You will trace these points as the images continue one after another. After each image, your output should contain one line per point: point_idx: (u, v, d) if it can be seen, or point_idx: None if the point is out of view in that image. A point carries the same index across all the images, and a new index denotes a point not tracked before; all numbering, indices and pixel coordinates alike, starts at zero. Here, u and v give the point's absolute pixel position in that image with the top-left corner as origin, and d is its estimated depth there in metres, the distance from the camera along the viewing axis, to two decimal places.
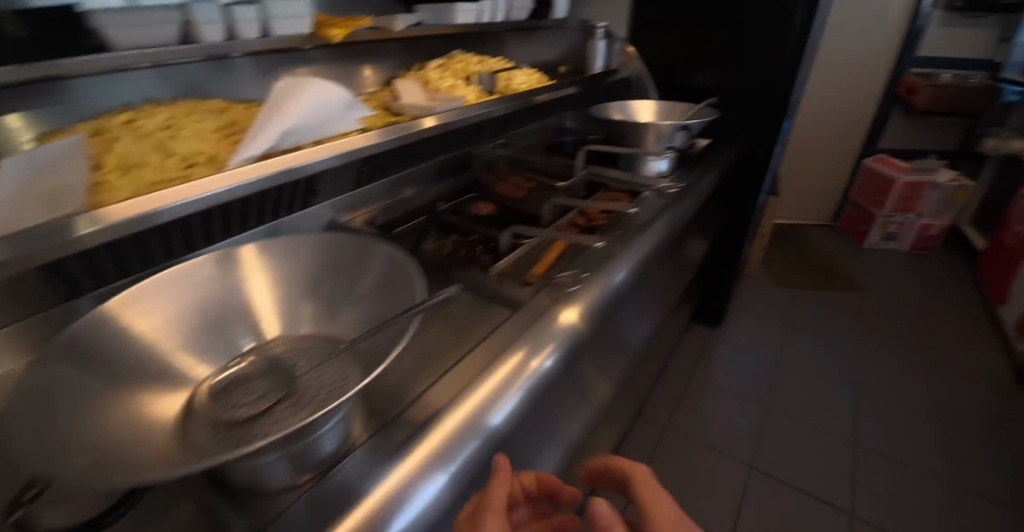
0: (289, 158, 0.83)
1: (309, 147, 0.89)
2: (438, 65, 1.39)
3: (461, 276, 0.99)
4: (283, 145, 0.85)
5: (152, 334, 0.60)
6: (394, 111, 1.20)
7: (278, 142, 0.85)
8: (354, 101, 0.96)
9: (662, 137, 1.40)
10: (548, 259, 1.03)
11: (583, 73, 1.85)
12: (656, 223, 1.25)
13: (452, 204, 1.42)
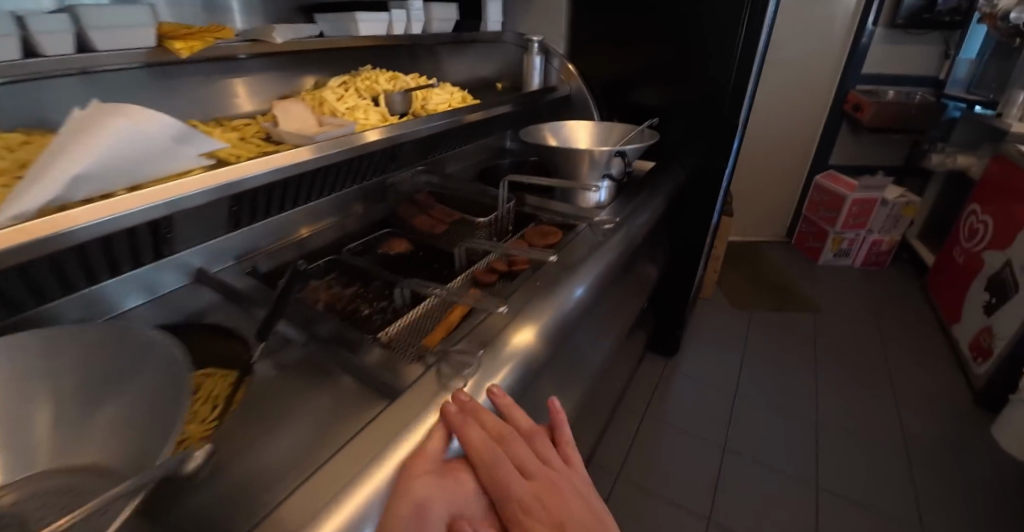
0: (171, 187, 0.73)
1: (119, 195, 0.69)
2: (339, 83, 1.20)
3: (341, 346, 0.80)
4: (77, 194, 0.65)
5: None
6: (273, 140, 1.01)
7: (68, 192, 0.64)
8: (190, 132, 0.76)
9: (597, 165, 1.25)
10: (447, 323, 0.85)
11: (519, 91, 1.70)
12: (587, 265, 1.09)
13: (362, 246, 1.24)
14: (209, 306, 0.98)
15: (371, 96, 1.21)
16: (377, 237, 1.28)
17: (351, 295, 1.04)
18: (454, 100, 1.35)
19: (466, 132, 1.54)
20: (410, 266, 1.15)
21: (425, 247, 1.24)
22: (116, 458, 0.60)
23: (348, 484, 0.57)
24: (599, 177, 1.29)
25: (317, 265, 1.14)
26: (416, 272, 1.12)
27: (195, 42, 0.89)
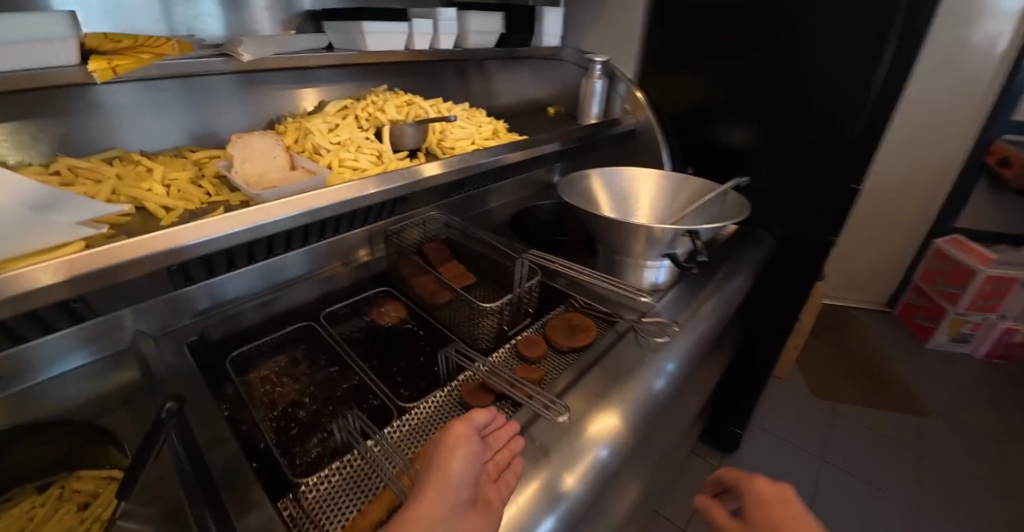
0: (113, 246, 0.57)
1: None
2: (334, 110, 0.97)
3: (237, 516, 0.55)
4: None
5: None
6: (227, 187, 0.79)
7: None
8: (61, 197, 0.56)
9: (657, 242, 0.94)
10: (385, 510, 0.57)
11: (573, 122, 1.39)
12: (619, 401, 0.77)
13: (348, 310, 1.00)
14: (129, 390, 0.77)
15: (373, 127, 0.96)
16: (371, 296, 1.04)
17: (306, 395, 0.80)
18: (480, 135, 1.08)
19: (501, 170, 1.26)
20: (394, 356, 0.90)
21: (423, 323, 0.98)
22: None
23: (447, 485, 0.55)
24: (659, 255, 0.97)
25: (286, 334, 0.92)
26: (396, 368, 0.86)
27: (124, 60, 0.67)
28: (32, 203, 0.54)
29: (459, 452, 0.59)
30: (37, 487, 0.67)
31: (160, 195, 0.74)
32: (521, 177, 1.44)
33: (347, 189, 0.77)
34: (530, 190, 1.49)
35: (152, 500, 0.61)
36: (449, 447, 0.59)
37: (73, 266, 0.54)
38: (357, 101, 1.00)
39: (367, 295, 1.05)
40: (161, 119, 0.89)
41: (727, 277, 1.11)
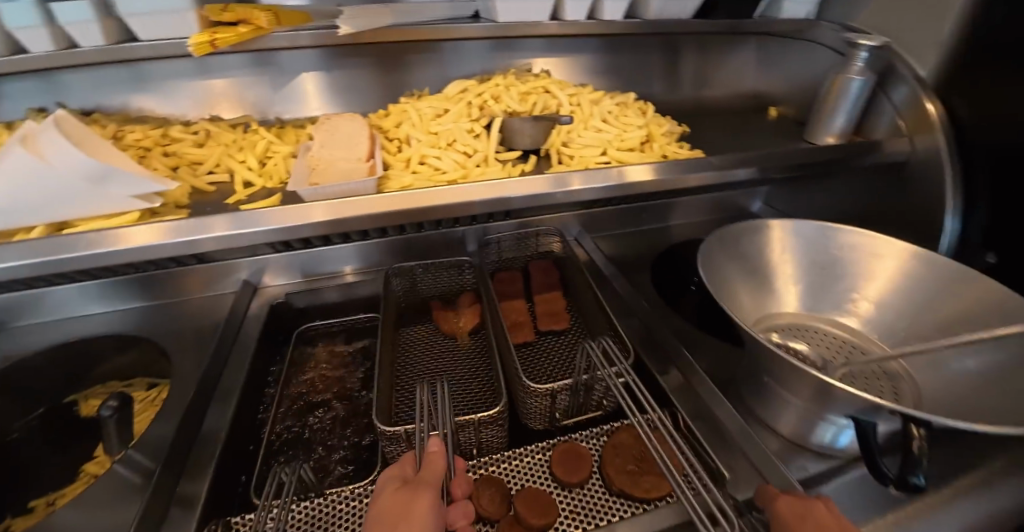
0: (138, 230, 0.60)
1: (27, 237, 0.59)
2: (454, 93, 0.84)
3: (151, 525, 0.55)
4: None
5: None
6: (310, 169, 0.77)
7: None
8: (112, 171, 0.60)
9: (835, 399, 0.55)
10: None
11: (805, 136, 0.94)
12: None
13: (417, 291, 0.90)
14: (211, 331, 0.84)
15: (483, 119, 0.80)
16: (446, 278, 0.91)
17: (329, 406, 0.76)
18: (623, 140, 0.80)
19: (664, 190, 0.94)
20: (429, 374, 0.78)
21: (484, 344, 0.84)
22: None
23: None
24: (842, 414, 0.58)
25: (356, 324, 0.89)
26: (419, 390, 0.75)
27: (225, 34, 0.68)
28: (91, 176, 0.59)
29: (407, 519, 0.46)
30: (150, 385, 0.84)
31: (249, 169, 0.76)
32: (705, 194, 1.07)
33: (543, 181, 0.70)
34: (716, 215, 1.10)
35: (144, 458, 0.65)
36: (397, 514, 0.46)
37: (103, 240, 0.59)
38: (483, 81, 0.85)
39: (443, 263, 0.90)
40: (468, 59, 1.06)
41: (983, 487, 0.62)
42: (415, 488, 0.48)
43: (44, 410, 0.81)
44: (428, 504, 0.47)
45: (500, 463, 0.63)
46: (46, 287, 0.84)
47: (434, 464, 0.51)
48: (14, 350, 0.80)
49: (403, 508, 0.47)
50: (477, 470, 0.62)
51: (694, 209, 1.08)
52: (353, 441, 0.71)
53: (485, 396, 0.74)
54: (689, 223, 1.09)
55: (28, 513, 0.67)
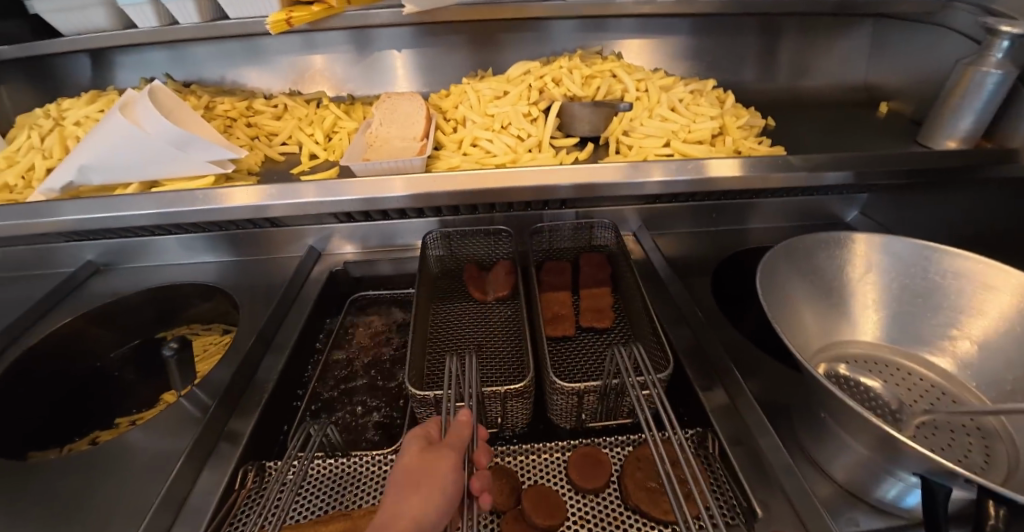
0: (209, 195, 0.65)
1: (125, 192, 0.67)
2: (517, 75, 0.81)
3: (198, 458, 0.62)
4: (88, 183, 0.67)
5: None
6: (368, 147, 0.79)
7: (80, 178, 0.67)
8: (192, 138, 0.65)
9: (900, 453, 0.47)
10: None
11: (923, 143, 0.80)
12: None
13: (459, 257, 0.92)
14: (276, 289, 0.91)
15: (542, 102, 0.77)
16: (489, 245, 0.92)
17: (369, 374, 0.79)
18: (692, 132, 0.73)
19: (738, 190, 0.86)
20: (457, 340, 0.80)
21: (514, 314, 0.84)
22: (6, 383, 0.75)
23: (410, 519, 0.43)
24: (909, 471, 0.49)
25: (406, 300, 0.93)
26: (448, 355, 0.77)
27: (299, 13, 0.71)
28: (175, 142, 0.65)
29: (425, 479, 0.46)
30: (223, 330, 0.93)
31: (316, 143, 0.80)
32: (789, 197, 0.96)
33: (618, 169, 0.67)
34: (802, 221, 0.98)
35: (203, 396, 0.72)
36: (417, 476, 0.46)
37: (181, 203, 0.65)
38: (548, 65, 0.82)
39: (484, 229, 0.90)
40: (568, 37, 1.04)
41: None
42: (438, 451, 0.48)
43: (139, 342, 0.94)
44: (449, 466, 0.47)
45: (516, 454, 0.63)
46: (149, 236, 0.96)
47: (459, 433, 0.51)
48: (121, 288, 0.93)
49: (424, 464, 0.47)
50: (495, 458, 0.62)
51: (775, 212, 0.97)
52: (385, 410, 0.74)
53: (510, 370, 0.74)
54: (768, 228, 0.98)
55: (113, 429, 0.79)
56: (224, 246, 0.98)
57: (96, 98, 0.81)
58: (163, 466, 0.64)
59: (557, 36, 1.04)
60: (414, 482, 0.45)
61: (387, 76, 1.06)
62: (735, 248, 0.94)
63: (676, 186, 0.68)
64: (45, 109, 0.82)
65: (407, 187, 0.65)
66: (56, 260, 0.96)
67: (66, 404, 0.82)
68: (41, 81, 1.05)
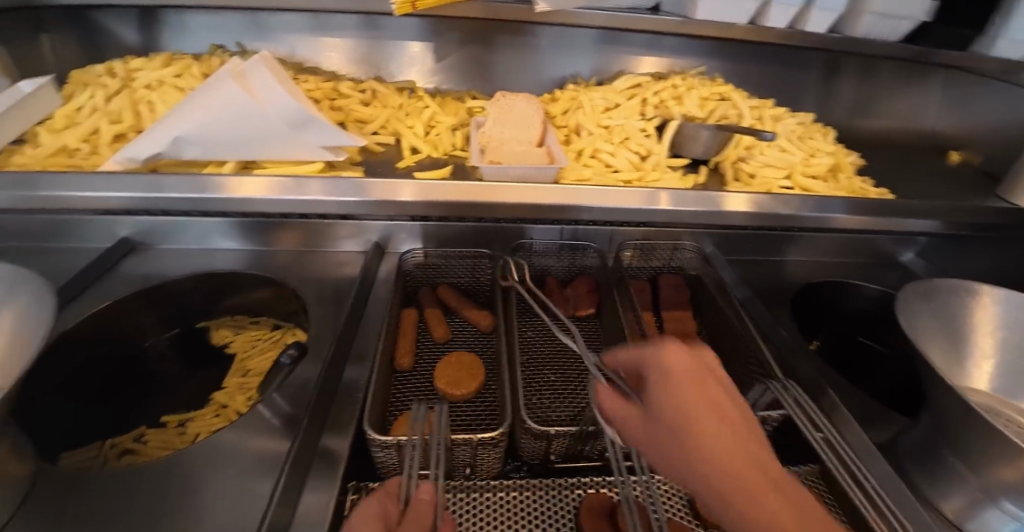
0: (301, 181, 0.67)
1: (224, 169, 0.68)
2: (632, 86, 0.83)
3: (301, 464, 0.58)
4: (183, 153, 0.68)
5: None
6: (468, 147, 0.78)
7: (173, 150, 0.68)
8: (308, 117, 0.68)
9: None
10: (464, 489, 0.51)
11: (998, 195, 0.85)
12: None
13: (535, 270, 0.88)
14: (341, 286, 0.85)
15: (655, 118, 0.78)
16: (565, 260, 0.88)
17: None
18: (807, 163, 0.75)
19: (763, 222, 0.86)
20: (542, 359, 0.76)
21: (595, 333, 0.83)
22: None
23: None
24: None
25: (467, 290, 0.88)
26: (539, 376, 0.73)
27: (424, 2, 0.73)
28: (292, 120, 0.68)
29: None
30: (274, 325, 0.87)
31: (416, 135, 0.78)
32: (840, 234, 0.95)
33: (639, 196, 0.66)
34: (841, 258, 0.98)
35: (285, 404, 0.68)
36: None
37: (289, 190, 0.66)
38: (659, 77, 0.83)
39: (571, 245, 0.87)
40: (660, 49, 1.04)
41: None
42: None
43: (178, 331, 0.86)
44: None
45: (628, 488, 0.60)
46: (190, 217, 0.86)
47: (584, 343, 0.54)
48: (167, 271, 0.84)
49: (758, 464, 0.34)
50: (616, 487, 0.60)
51: (808, 248, 0.97)
52: (462, 401, 0.70)
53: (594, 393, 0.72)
54: (806, 259, 0.98)
55: (161, 428, 0.72)
56: (267, 232, 0.89)
57: (165, 61, 0.97)
58: (255, 486, 0.60)
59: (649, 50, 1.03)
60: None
61: (400, 61, 1.04)
62: (783, 281, 0.93)
63: (684, 212, 0.69)
64: (105, 68, 0.98)
65: (413, 196, 0.67)
66: (85, 234, 0.85)
67: (101, 402, 0.75)
68: (86, 37, 1.02)
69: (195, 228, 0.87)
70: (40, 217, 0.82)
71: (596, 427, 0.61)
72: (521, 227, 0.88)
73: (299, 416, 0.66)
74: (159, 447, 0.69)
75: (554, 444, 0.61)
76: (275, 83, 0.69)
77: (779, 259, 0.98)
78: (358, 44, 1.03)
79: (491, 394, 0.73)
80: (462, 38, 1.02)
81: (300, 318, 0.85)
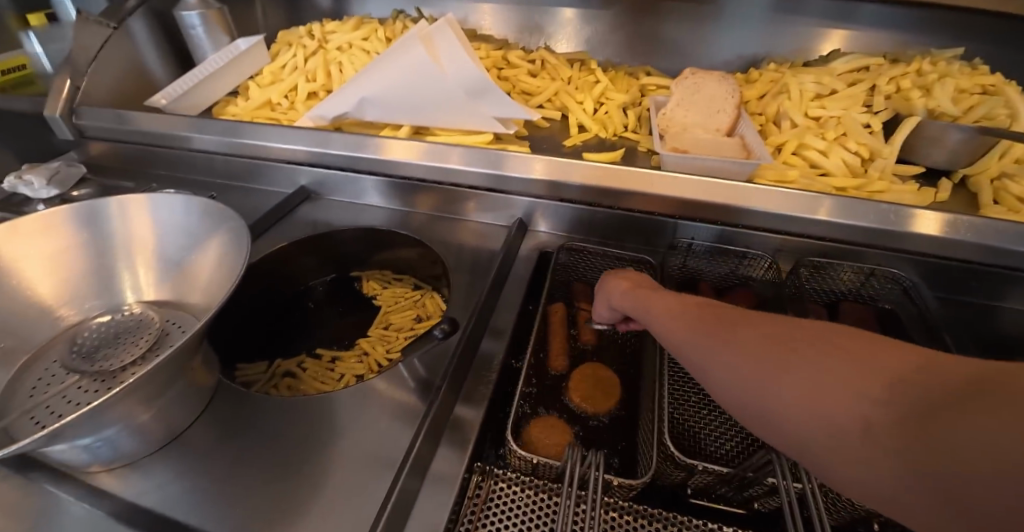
0: (444, 151, 0.82)
1: (399, 134, 0.86)
2: (863, 89, 0.86)
3: (437, 425, 0.58)
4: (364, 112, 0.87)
5: (52, 256, 0.61)
6: (641, 131, 0.87)
7: (358, 109, 0.87)
8: (481, 89, 0.83)
9: None
10: (596, 388, 0.69)
11: None
12: None
13: (685, 272, 0.78)
14: (482, 258, 0.83)
15: (881, 117, 0.82)
16: (726, 266, 0.76)
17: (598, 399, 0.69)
18: None
19: (996, 254, 0.69)
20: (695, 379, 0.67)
21: None
22: (161, 291, 0.64)
23: (747, 386, 0.38)
24: None
25: None
26: (687, 395, 0.65)
27: None
28: (468, 89, 0.83)
29: None
30: (415, 285, 0.90)
31: (584, 113, 0.89)
32: None
33: (800, 201, 0.70)
34: None
35: (421, 368, 0.69)
36: None
37: (443, 156, 0.83)
38: (885, 85, 0.85)
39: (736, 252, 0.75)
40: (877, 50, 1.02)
41: None
42: None
43: (334, 276, 0.94)
44: None
45: None
46: (358, 175, 0.89)
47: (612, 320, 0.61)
48: (335, 220, 0.90)
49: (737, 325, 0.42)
50: None
51: None
52: (599, 422, 0.67)
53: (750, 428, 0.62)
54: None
55: (316, 359, 0.79)
56: (415, 198, 0.90)
57: (357, 27, 1.05)
58: (393, 435, 0.62)
59: (807, 22, 1.04)
60: (788, 362, 0.37)
61: (564, 30, 1.15)
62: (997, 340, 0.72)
63: (857, 224, 0.70)
64: (305, 30, 1.09)
65: (543, 173, 0.79)
66: (274, 179, 0.94)
67: (270, 335, 0.85)
68: (291, 5, 1.25)
69: (358, 188, 0.92)
70: (240, 159, 0.93)
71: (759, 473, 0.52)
72: (683, 224, 0.77)
73: (433, 382, 0.67)
74: (314, 376, 0.76)
75: (694, 477, 0.54)
76: (457, 49, 0.85)
77: (999, 305, 0.75)
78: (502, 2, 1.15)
79: (630, 415, 0.68)
80: (686, 58, 1.12)
81: (440, 283, 0.86)
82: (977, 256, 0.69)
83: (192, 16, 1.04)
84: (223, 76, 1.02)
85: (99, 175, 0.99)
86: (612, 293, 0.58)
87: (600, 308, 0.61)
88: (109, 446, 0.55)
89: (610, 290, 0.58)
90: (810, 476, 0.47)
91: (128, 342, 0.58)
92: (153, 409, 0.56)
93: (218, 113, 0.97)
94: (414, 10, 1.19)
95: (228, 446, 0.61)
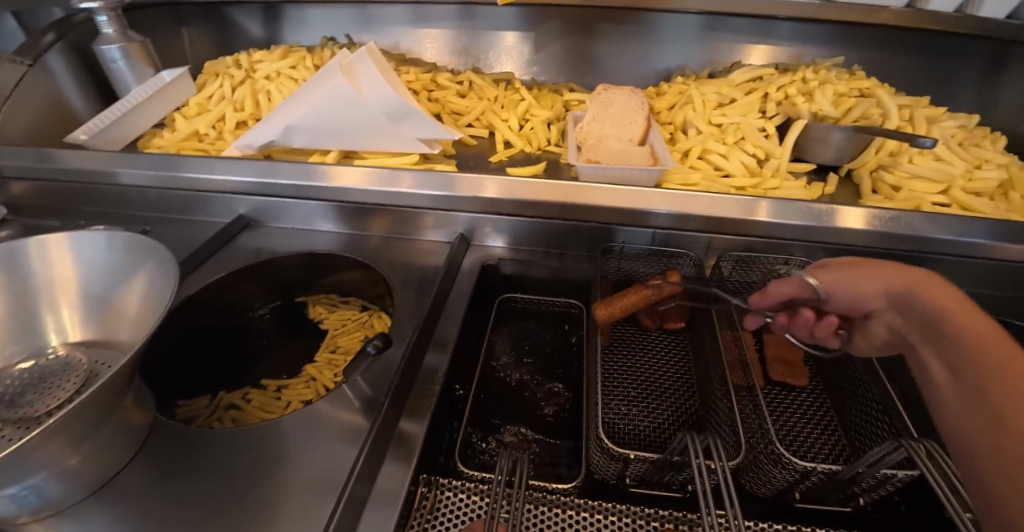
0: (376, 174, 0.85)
1: (328, 159, 0.88)
2: (759, 97, 0.94)
3: (380, 441, 0.59)
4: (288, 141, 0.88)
5: None
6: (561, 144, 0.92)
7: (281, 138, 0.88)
8: (403, 112, 0.86)
9: None
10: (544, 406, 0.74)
11: None
12: None
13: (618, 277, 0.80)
14: (426, 274, 0.85)
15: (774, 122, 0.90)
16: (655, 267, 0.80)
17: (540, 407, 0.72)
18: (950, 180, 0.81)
19: (886, 239, 0.75)
20: (628, 375, 0.71)
21: (685, 351, 0.75)
22: (86, 329, 0.63)
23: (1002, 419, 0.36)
24: None
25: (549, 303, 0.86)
26: (621, 390, 0.68)
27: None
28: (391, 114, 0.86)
29: None
30: (363, 305, 0.90)
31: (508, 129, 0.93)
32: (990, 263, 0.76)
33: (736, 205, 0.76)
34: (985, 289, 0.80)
35: (366, 387, 0.70)
36: None
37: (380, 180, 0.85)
38: (777, 92, 0.93)
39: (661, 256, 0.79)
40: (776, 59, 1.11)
41: None
42: None
43: (279, 303, 0.93)
44: None
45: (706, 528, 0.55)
46: (293, 201, 0.90)
47: (841, 294, 0.56)
48: (275, 247, 0.90)
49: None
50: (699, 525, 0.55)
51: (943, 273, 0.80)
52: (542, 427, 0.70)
53: (678, 416, 0.66)
54: None
55: (262, 390, 0.78)
56: (355, 219, 0.91)
57: (284, 56, 1.07)
58: (339, 457, 0.63)
59: (713, 37, 1.13)
60: None
61: (491, 51, 1.20)
62: None
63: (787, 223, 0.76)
64: (233, 60, 1.10)
65: (495, 192, 0.82)
66: (209, 210, 0.93)
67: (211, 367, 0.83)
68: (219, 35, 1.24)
69: (295, 213, 0.92)
70: (171, 192, 0.91)
71: (683, 458, 0.55)
72: (609, 229, 0.81)
73: (378, 400, 0.68)
74: (257, 407, 0.74)
75: (624, 466, 0.57)
76: (377, 76, 0.87)
77: None
78: (429, 27, 1.19)
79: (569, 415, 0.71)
80: (609, 75, 1.19)
81: (385, 302, 0.87)
82: (873, 240, 0.76)
83: (113, 50, 1.02)
84: (149, 110, 1.00)
85: (20, 216, 0.95)
86: (893, 277, 0.52)
87: (852, 278, 0.55)
88: (37, 494, 0.53)
89: (883, 279, 0.53)
90: (722, 454, 0.50)
91: (52, 385, 0.56)
92: (81, 453, 0.55)
93: (145, 146, 0.96)
94: (344, 37, 1.21)
95: (167, 484, 0.60)
